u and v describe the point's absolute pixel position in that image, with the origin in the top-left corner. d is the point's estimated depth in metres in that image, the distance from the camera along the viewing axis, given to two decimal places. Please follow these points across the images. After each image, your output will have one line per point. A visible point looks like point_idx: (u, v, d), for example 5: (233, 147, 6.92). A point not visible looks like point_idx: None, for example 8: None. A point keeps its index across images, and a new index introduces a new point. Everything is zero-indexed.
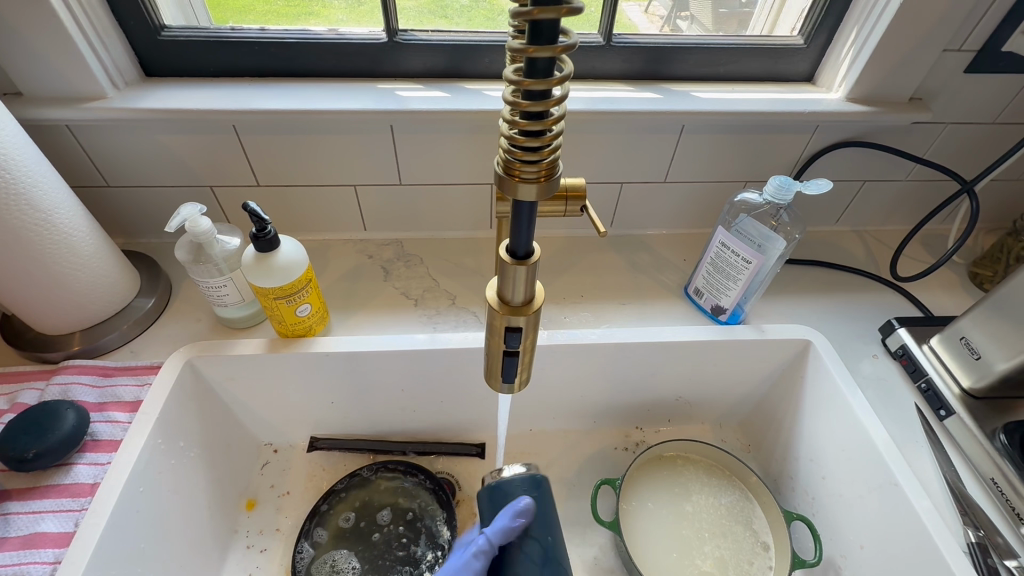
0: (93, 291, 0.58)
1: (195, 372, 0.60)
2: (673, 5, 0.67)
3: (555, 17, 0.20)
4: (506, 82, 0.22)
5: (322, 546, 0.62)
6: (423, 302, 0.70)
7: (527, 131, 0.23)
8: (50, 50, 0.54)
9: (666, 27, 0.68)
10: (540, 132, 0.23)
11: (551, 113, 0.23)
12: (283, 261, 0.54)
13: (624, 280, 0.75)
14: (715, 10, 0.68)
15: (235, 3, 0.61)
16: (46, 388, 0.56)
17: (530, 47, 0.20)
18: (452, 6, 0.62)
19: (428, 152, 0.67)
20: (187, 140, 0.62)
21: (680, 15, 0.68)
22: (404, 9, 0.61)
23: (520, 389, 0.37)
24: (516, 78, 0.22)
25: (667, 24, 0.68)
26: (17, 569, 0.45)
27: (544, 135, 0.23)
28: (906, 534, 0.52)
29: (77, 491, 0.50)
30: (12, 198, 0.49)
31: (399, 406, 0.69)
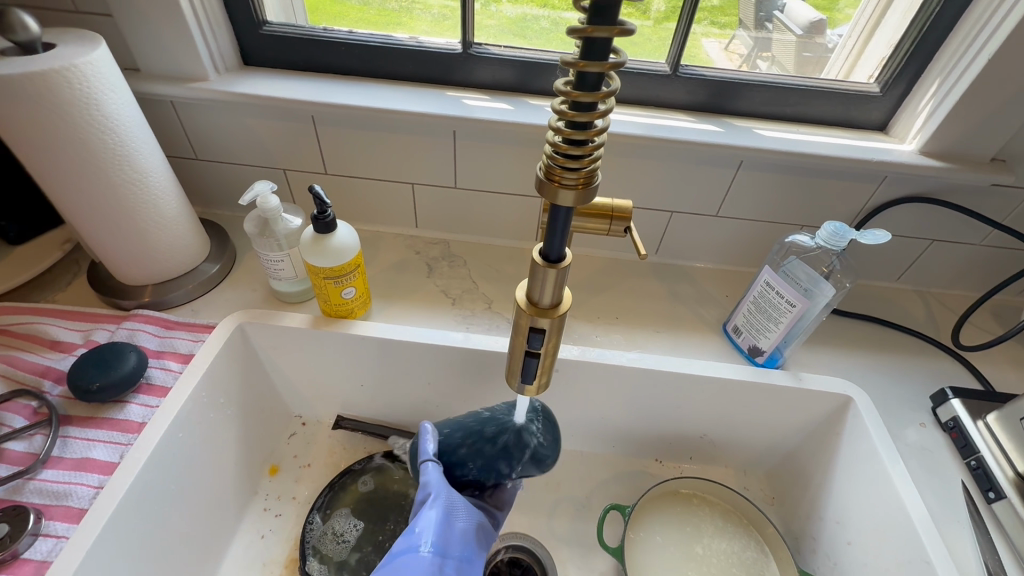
0: (167, 250, 0.65)
1: (245, 337, 0.64)
2: (755, 44, 0.68)
3: (608, 37, 0.21)
4: (556, 93, 0.23)
5: (334, 519, 0.65)
6: (460, 302, 0.71)
7: (571, 139, 0.24)
8: (168, 34, 0.60)
9: (746, 65, 0.68)
10: (583, 142, 0.24)
11: (595, 126, 0.24)
12: (336, 243, 0.57)
13: (661, 308, 0.74)
14: (799, 54, 0.68)
15: (333, 9, 0.66)
16: (116, 330, 0.62)
17: (581, 62, 0.22)
18: (532, 28, 0.66)
19: (486, 159, 0.69)
20: (270, 125, 0.68)
21: (761, 56, 0.68)
22: (485, 26, 0.66)
23: (538, 392, 0.38)
24: (565, 90, 0.23)
25: (747, 62, 0.68)
26: (66, 487, 0.49)
27: (587, 145, 0.24)
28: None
29: (127, 427, 0.54)
30: (116, 159, 0.55)
31: (424, 398, 0.71)
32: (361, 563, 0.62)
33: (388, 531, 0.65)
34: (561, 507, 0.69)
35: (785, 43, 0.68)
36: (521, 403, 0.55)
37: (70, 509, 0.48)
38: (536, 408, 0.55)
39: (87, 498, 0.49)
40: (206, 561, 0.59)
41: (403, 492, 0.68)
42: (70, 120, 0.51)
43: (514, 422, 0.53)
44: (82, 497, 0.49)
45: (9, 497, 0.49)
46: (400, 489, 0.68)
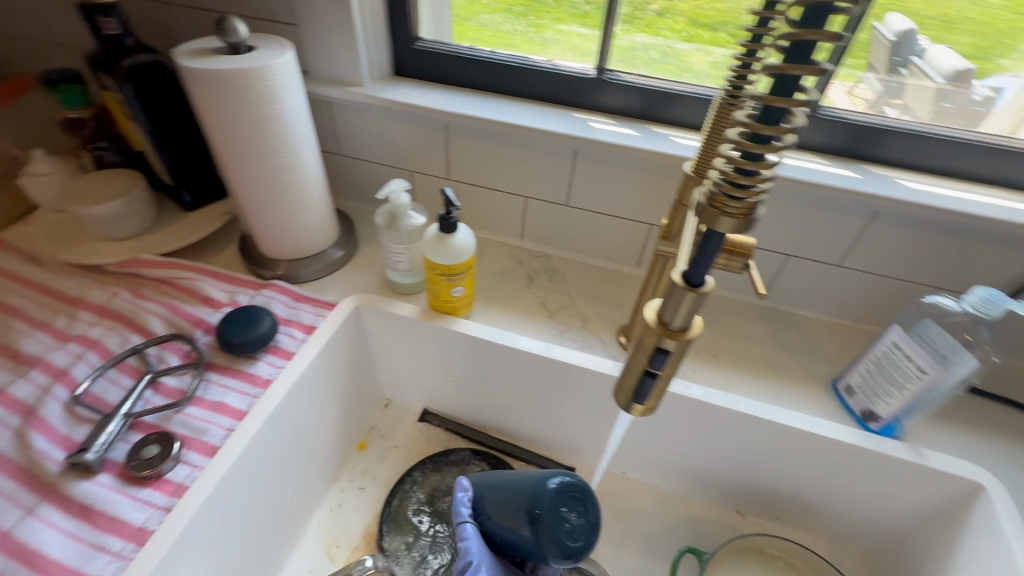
0: (305, 231, 0.73)
1: (360, 318, 0.70)
2: (886, 90, 0.64)
3: (802, 74, 0.22)
4: (735, 122, 0.24)
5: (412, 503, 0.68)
6: (556, 316, 0.73)
7: (742, 169, 0.25)
8: (337, 43, 0.68)
9: (872, 110, 0.65)
10: (752, 174, 0.25)
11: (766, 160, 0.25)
12: (456, 244, 0.61)
13: (764, 353, 0.71)
14: (936, 103, 0.64)
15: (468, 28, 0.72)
16: (255, 295, 0.70)
17: (769, 97, 0.23)
18: (640, 57, 0.68)
19: (603, 181, 0.71)
20: (408, 130, 0.74)
21: (890, 102, 0.64)
22: (593, 53, 0.69)
23: (643, 414, 0.39)
24: (746, 120, 0.24)
25: (873, 108, 0.65)
26: (204, 425, 0.56)
27: (755, 178, 0.25)
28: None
29: (255, 381, 0.61)
30: (282, 148, 0.64)
31: (508, 404, 0.73)
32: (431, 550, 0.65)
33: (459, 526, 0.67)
34: (631, 539, 0.67)
35: (922, 91, 0.63)
36: (549, 474, 0.45)
37: (205, 444, 0.55)
38: (564, 485, 0.44)
39: (219, 437, 0.55)
40: (298, 517, 0.65)
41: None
42: (256, 112, 0.60)
43: (544, 503, 0.43)
44: (215, 436, 0.55)
45: (160, 424, 0.57)
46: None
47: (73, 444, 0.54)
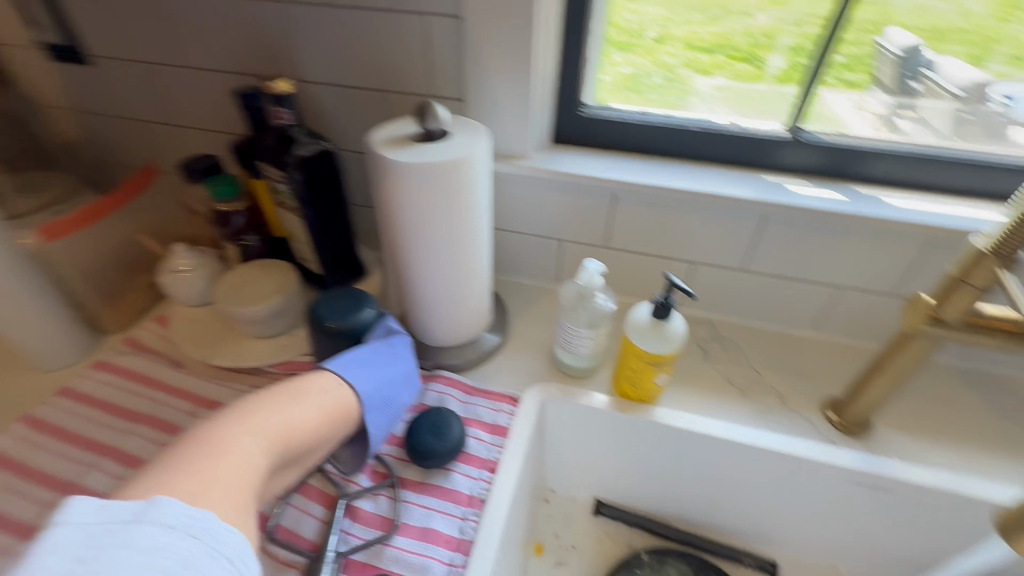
0: (472, 315, 0.67)
1: (543, 413, 0.63)
2: (895, 105, 0.64)
3: None
4: None
5: None
6: (750, 393, 0.67)
7: None
8: (510, 117, 0.64)
9: (885, 126, 0.64)
10: None
11: None
12: (671, 330, 0.55)
13: (990, 425, 0.63)
14: (955, 114, 0.63)
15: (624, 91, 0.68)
16: (424, 390, 0.65)
17: None
18: (645, 84, 0.67)
19: (791, 246, 0.66)
20: (572, 200, 0.70)
21: (901, 114, 0.64)
22: (602, 84, 0.68)
23: None
24: None
25: (886, 122, 0.64)
26: (421, 559, 0.49)
27: None
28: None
29: (457, 498, 0.54)
30: (467, 234, 0.59)
31: (703, 494, 0.66)
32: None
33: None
34: None
35: (939, 109, 0.63)
36: None
37: None
38: None
39: None
40: None
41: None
42: (452, 200, 0.54)
43: None
44: (437, 573, 0.49)
45: (369, 561, 0.49)
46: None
47: None
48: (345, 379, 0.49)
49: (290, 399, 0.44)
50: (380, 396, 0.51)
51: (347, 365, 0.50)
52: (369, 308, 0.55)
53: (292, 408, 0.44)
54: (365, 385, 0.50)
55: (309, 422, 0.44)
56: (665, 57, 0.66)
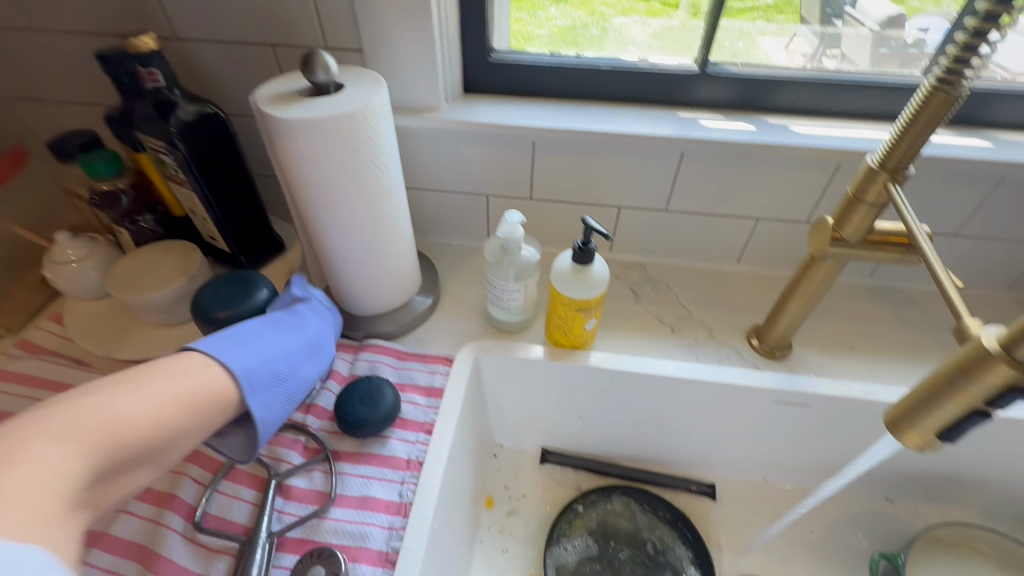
0: (399, 280, 0.65)
1: (479, 370, 0.63)
2: (822, 41, 0.64)
3: None
4: None
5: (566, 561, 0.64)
6: (680, 330, 0.69)
7: None
8: (414, 66, 0.60)
9: (812, 64, 0.65)
10: None
11: None
12: (594, 274, 0.55)
13: (895, 335, 0.68)
14: (874, 49, 0.64)
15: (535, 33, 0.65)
16: (355, 361, 0.62)
17: None
18: (583, 36, 0.65)
19: (710, 182, 0.67)
20: (491, 152, 0.68)
21: (828, 53, 0.64)
22: (536, 37, 0.65)
23: (921, 448, 0.36)
24: None
25: (812, 61, 0.65)
26: (361, 527, 0.49)
27: None
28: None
29: (395, 463, 0.54)
30: (379, 194, 0.55)
31: (642, 430, 0.68)
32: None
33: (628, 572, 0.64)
34: (796, 550, 0.65)
35: (860, 43, 0.64)
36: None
37: (371, 551, 0.47)
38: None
39: (383, 540, 0.48)
40: None
41: (629, 533, 0.66)
42: (355, 158, 0.51)
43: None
44: (378, 539, 0.48)
45: (307, 537, 0.48)
46: (627, 528, 0.66)
47: None
48: (215, 357, 0.42)
49: (125, 389, 0.36)
50: (269, 369, 0.45)
51: (217, 342, 0.43)
52: (264, 288, 0.52)
53: (123, 397, 0.35)
54: (248, 358, 0.44)
55: (150, 415, 0.35)
56: (602, 7, 0.64)
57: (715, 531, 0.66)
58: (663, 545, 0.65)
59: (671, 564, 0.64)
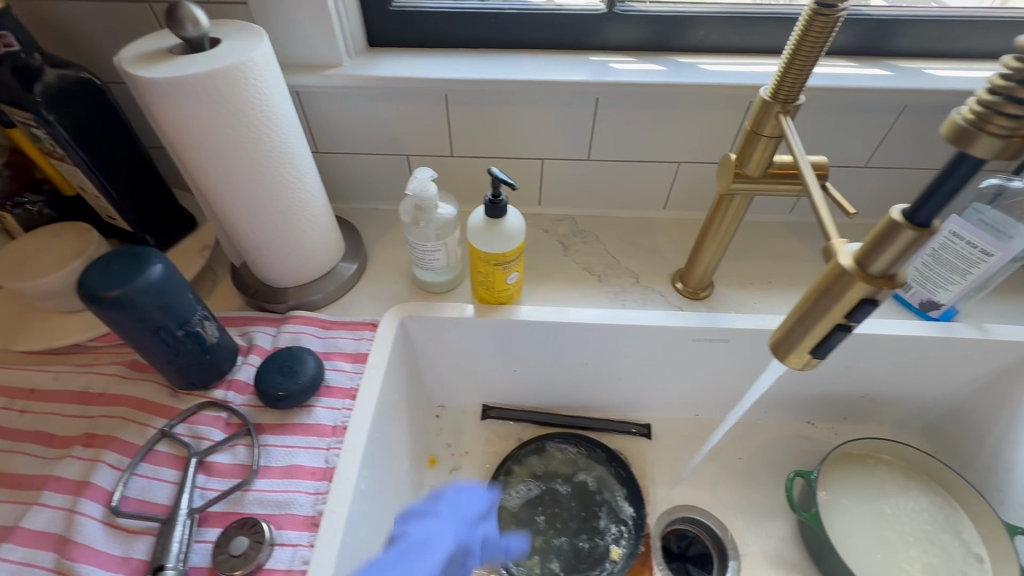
0: (316, 249, 0.63)
1: (406, 332, 0.63)
2: None
3: None
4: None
5: (507, 507, 0.66)
6: (607, 278, 0.69)
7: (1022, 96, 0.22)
8: (305, 18, 0.56)
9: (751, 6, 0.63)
10: None
11: None
12: (508, 227, 0.55)
13: (811, 268, 0.71)
14: None
15: None
16: (277, 334, 0.61)
17: None
18: None
19: (628, 128, 0.66)
20: (402, 108, 0.65)
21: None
22: None
23: (805, 367, 0.38)
24: None
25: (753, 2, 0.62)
26: (286, 495, 0.49)
27: None
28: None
29: (320, 431, 0.53)
30: (277, 158, 0.53)
31: (576, 379, 0.70)
32: (548, 544, 0.64)
33: (566, 512, 0.66)
34: (725, 477, 0.69)
35: None
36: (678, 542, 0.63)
37: (296, 517, 0.47)
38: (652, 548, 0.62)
39: (309, 505, 0.48)
40: None
41: (567, 476, 0.69)
42: (241, 119, 0.48)
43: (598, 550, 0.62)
44: (304, 505, 0.48)
45: (231, 510, 0.48)
46: (566, 472, 0.69)
47: (140, 564, 0.45)
48: None
49: None
50: None
51: None
52: (158, 263, 0.47)
53: None
54: None
55: None
56: None
57: (650, 467, 0.70)
58: (600, 485, 0.68)
59: (606, 502, 0.67)
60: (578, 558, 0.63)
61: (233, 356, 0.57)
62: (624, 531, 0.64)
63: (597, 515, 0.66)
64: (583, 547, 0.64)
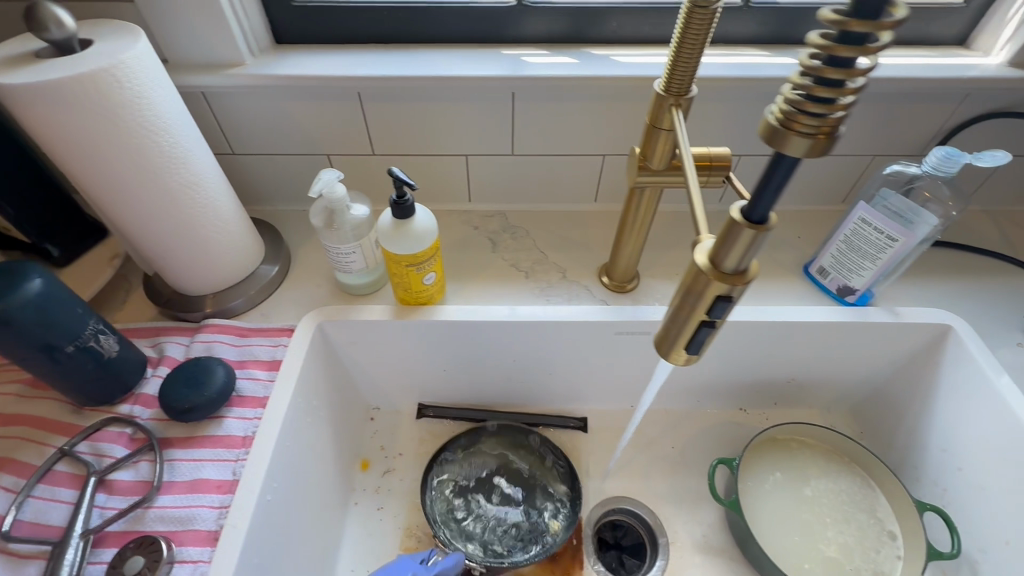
0: (228, 254, 0.61)
1: (325, 337, 0.62)
2: None
3: (871, 32, 0.19)
4: (810, 42, 0.20)
5: (446, 497, 0.66)
6: (534, 274, 0.69)
7: (817, 95, 0.21)
8: (199, 16, 0.54)
9: None
10: (830, 99, 0.21)
11: (848, 83, 0.22)
12: (418, 228, 0.54)
13: None
14: None
15: None
16: (190, 344, 0.59)
17: (853, 20, 0.19)
18: None
19: (547, 122, 0.66)
20: (315, 107, 0.63)
21: None
22: None
23: (690, 362, 0.37)
24: (821, 43, 0.20)
25: None
26: (188, 510, 0.48)
27: (834, 102, 0.22)
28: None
29: (230, 442, 0.52)
30: (169, 162, 0.51)
31: (507, 375, 0.70)
32: (487, 529, 0.65)
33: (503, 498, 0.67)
34: (658, 467, 0.70)
35: None
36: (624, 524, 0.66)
37: (198, 533, 0.46)
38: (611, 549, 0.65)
39: (213, 519, 0.47)
40: (325, 561, 0.60)
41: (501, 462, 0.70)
42: (120, 123, 0.46)
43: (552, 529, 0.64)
44: (207, 519, 0.47)
45: (131, 528, 0.47)
46: (499, 459, 0.70)
47: None
48: None
49: None
50: None
51: None
52: (36, 278, 0.45)
53: None
54: None
55: None
56: None
57: (584, 460, 0.70)
58: (533, 466, 0.69)
59: (540, 482, 0.68)
60: (518, 538, 0.64)
61: (141, 370, 0.56)
62: (560, 508, 0.66)
63: (532, 495, 0.67)
64: (521, 526, 0.65)
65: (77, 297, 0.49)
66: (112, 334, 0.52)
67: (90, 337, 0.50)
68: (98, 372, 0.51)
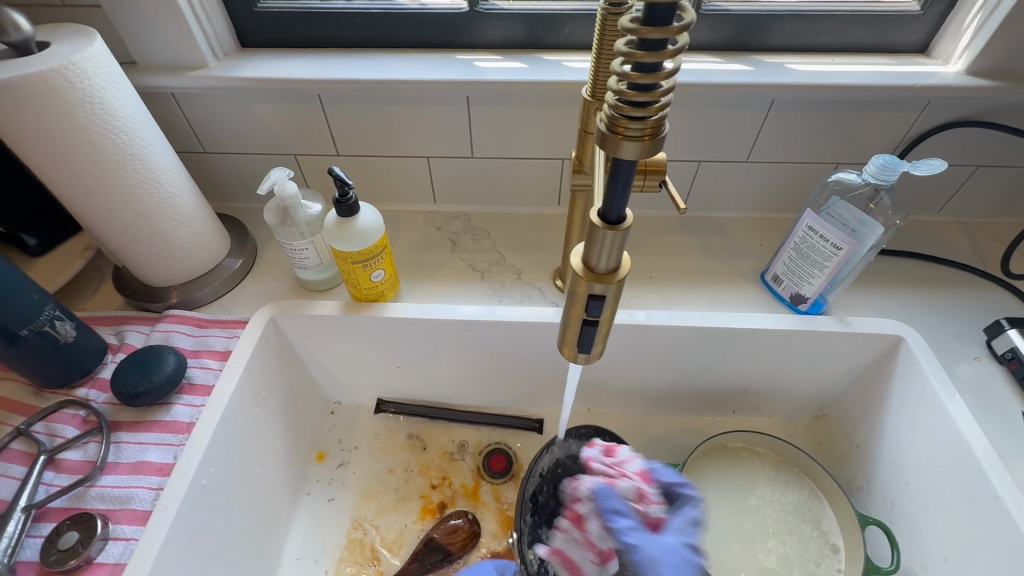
0: (190, 249, 0.64)
1: (278, 329, 0.64)
2: None
3: (663, 38, 0.20)
4: (617, 52, 0.21)
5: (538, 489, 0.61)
6: (489, 275, 0.70)
7: (634, 101, 0.22)
8: (162, 22, 0.57)
9: None
10: (647, 103, 0.22)
11: (661, 86, 0.23)
12: (361, 226, 0.55)
13: (694, 263, 0.71)
14: None
15: None
16: (150, 333, 0.62)
17: (643, 29, 0.20)
18: None
19: (503, 127, 0.67)
20: (276, 109, 0.65)
21: None
22: None
23: (593, 361, 0.38)
24: (625, 51, 0.21)
25: None
26: (128, 490, 0.50)
27: (652, 105, 0.23)
28: (988, 546, 0.49)
29: (175, 428, 0.54)
30: (126, 159, 0.53)
31: (461, 374, 0.71)
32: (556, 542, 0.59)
33: None
34: None
35: None
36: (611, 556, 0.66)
37: (134, 512, 0.49)
38: None
39: (149, 500, 0.49)
40: (270, 547, 0.61)
41: None
42: (75, 121, 0.49)
43: None
44: (144, 500, 0.49)
45: (73, 505, 0.50)
46: None
47: None
48: None
49: None
50: None
51: None
52: None
53: None
54: None
55: None
56: None
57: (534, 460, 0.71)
58: None
59: None
60: None
61: (100, 356, 0.59)
62: None
63: None
64: None
65: (31, 283, 0.52)
66: (68, 320, 0.55)
67: (44, 322, 0.52)
68: (54, 356, 0.54)
